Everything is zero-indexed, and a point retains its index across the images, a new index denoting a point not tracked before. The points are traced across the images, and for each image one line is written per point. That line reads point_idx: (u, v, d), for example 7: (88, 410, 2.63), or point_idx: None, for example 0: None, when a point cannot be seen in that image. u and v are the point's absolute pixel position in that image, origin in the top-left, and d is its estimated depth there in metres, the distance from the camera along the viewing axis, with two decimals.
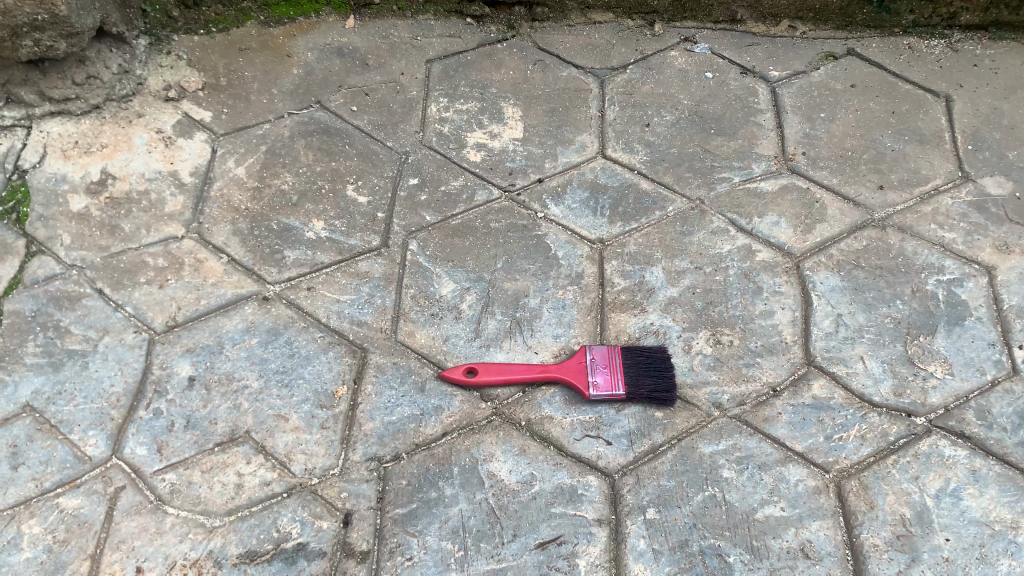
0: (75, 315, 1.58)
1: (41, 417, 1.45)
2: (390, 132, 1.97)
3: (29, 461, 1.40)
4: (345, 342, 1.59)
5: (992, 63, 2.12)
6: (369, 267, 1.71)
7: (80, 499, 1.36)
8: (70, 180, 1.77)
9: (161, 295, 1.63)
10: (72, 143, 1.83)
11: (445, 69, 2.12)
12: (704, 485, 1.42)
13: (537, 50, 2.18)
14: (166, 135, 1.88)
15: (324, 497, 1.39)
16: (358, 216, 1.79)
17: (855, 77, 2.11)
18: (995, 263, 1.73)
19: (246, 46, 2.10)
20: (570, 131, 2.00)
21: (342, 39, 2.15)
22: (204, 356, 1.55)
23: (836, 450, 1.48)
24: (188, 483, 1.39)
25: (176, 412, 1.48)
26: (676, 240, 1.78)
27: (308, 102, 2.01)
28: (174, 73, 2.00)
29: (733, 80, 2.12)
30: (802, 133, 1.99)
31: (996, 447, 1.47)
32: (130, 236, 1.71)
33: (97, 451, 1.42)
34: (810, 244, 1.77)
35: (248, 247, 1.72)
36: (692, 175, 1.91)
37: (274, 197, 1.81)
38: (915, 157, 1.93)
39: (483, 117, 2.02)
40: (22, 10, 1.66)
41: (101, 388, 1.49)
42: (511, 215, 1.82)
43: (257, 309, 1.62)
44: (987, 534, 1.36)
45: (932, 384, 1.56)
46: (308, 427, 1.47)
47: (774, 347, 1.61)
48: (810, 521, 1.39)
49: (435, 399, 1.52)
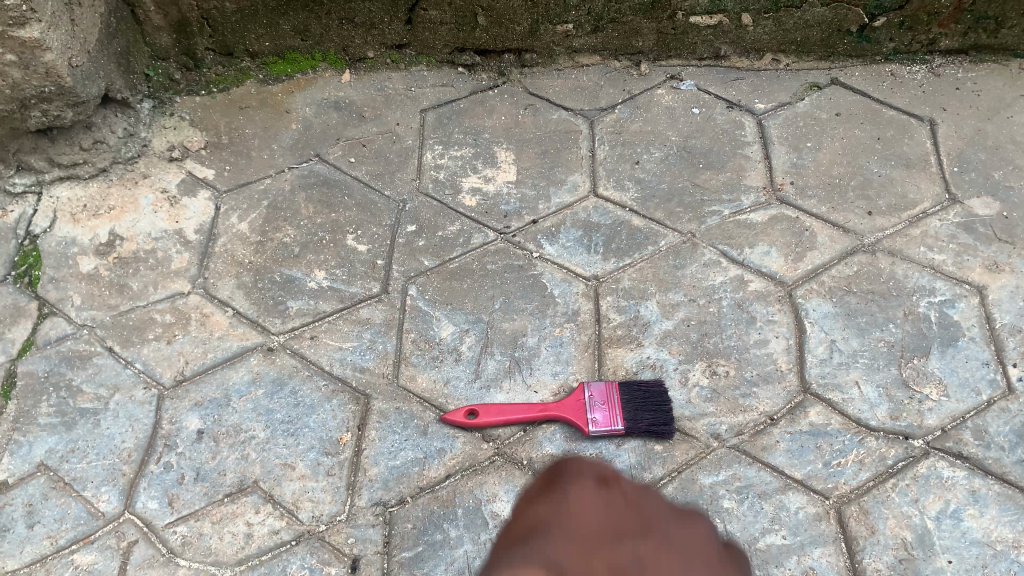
0: (87, 373, 1.63)
1: (55, 475, 1.49)
2: (388, 181, 2.03)
3: (45, 519, 1.44)
4: (349, 390, 1.63)
5: (973, 85, 2.17)
6: (370, 314, 1.75)
7: (94, 555, 1.40)
8: (80, 242, 1.84)
9: (169, 351, 1.67)
10: (81, 206, 1.90)
11: (439, 118, 2.18)
12: (705, 516, 1.45)
13: (527, 95, 2.24)
14: (171, 194, 1.95)
15: (332, 544, 1.42)
16: (358, 264, 1.85)
17: (838, 106, 2.16)
18: (985, 283, 1.76)
19: (247, 104, 2.17)
20: (562, 172, 2.05)
21: (339, 93, 2.23)
22: (212, 410, 1.59)
23: (834, 476, 1.50)
24: (199, 534, 1.43)
25: (186, 464, 1.51)
26: (669, 274, 1.82)
27: (308, 156, 2.07)
28: (177, 134, 2.07)
29: (719, 115, 2.17)
30: (788, 163, 2.04)
31: (994, 466, 1.50)
32: (138, 294, 1.76)
33: (110, 507, 1.46)
34: (801, 272, 1.81)
35: (253, 299, 1.77)
36: (683, 209, 1.96)
37: (278, 249, 1.87)
38: (901, 181, 1.97)
39: (478, 162, 2.08)
40: (31, 83, 1.75)
41: (113, 444, 1.54)
42: (507, 256, 1.87)
43: (263, 360, 1.67)
44: (990, 554, 1.39)
45: (927, 406, 1.58)
46: (315, 474, 1.51)
47: (769, 376, 1.64)
48: (812, 547, 1.42)
49: (438, 442, 1.55)
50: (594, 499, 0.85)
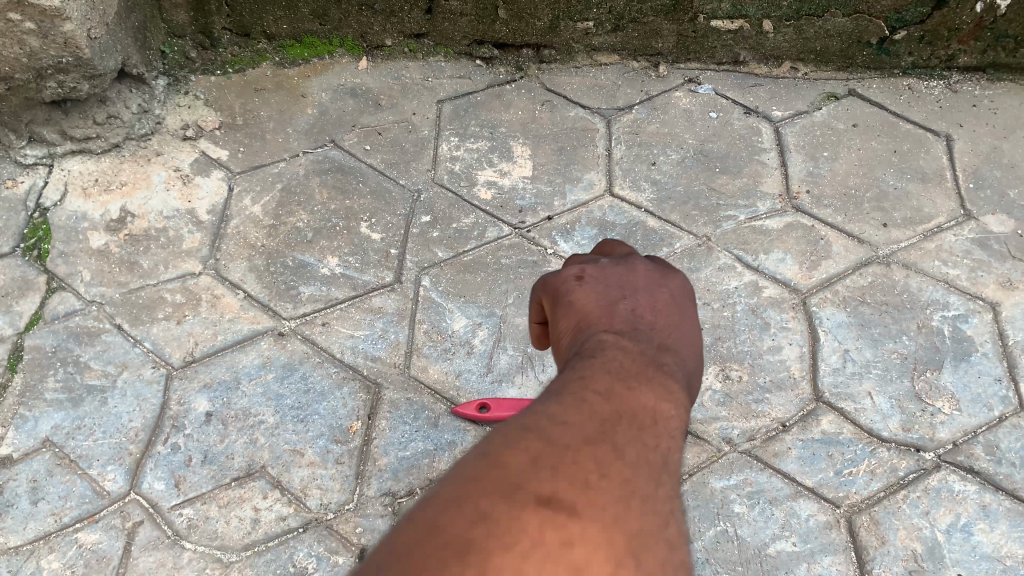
0: (95, 350, 1.60)
1: (60, 451, 1.47)
2: (403, 171, 2.01)
3: (49, 495, 1.41)
4: (359, 378, 1.61)
5: (990, 103, 2.17)
6: (382, 303, 1.73)
7: (98, 534, 1.37)
8: (91, 218, 1.81)
9: (179, 331, 1.65)
10: (93, 181, 1.87)
11: (456, 109, 2.16)
12: (717, 520, 1.44)
13: (544, 91, 2.23)
14: (184, 174, 1.92)
15: (339, 532, 1.40)
16: (371, 253, 1.82)
17: (856, 117, 2.16)
18: (999, 299, 1.76)
19: (262, 86, 2.15)
20: (578, 170, 2.04)
21: (355, 80, 2.20)
22: (221, 392, 1.56)
23: (846, 485, 1.49)
24: (205, 518, 1.40)
25: (194, 446, 1.49)
26: (684, 276, 1.81)
27: (323, 141, 2.05)
28: (192, 113, 2.04)
29: (737, 120, 2.16)
30: (806, 171, 2.03)
31: (1005, 482, 1.49)
32: (149, 272, 1.74)
33: (115, 486, 1.43)
34: (816, 280, 1.80)
35: (264, 283, 1.75)
36: (699, 212, 1.95)
37: (290, 234, 1.84)
38: (918, 195, 1.97)
39: (494, 156, 2.06)
40: (48, 53, 1.72)
41: (120, 423, 1.51)
42: (522, 251, 1.85)
43: (273, 345, 1.64)
44: (999, 570, 1.39)
45: (939, 419, 1.58)
46: (323, 461, 1.49)
47: (782, 383, 1.63)
48: (823, 555, 1.41)
49: (448, 435, 1.53)
50: (592, 288, 0.74)
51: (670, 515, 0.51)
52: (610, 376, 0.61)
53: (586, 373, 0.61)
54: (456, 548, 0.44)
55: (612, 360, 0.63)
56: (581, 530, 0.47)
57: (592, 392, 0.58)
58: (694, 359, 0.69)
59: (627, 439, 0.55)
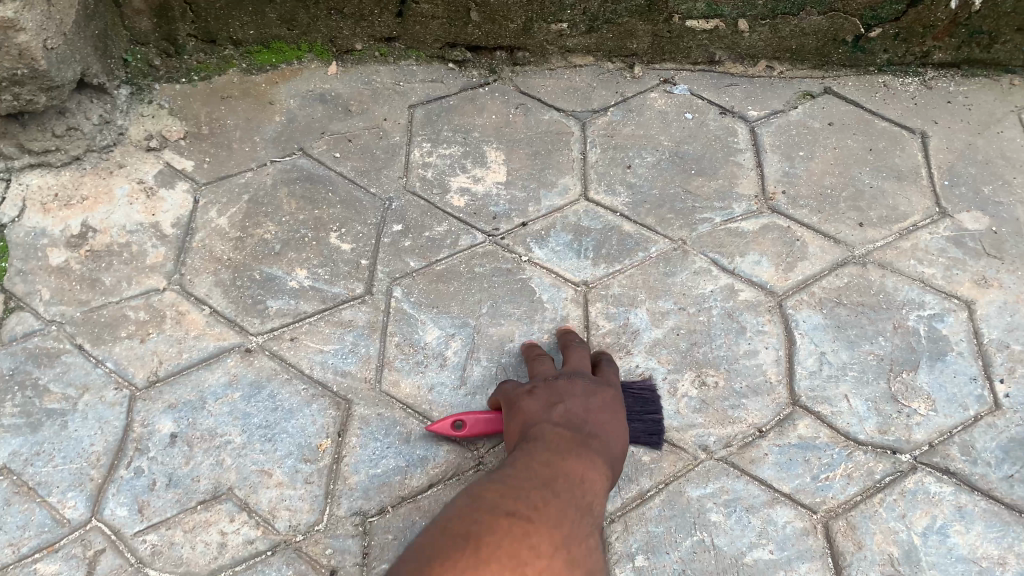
0: (55, 372, 1.56)
1: (19, 479, 1.43)
2: (374, 179, 1.97)
3: (7, 525, 1.38)
4: (329, 395, 1.58)
5: (964, 99, 2.16)
6: (353, 316, 1.70)
7: (58, 564, 1.34)
8: (50, 234, 1.77)
9: (142, 349, 1.61)
10: (52, 195, 1.83)
11: (428, 114, 2.12)
12: (693, 529, 1.43)
13: (518, 94, 2.19)
14: (148, 186, 1.88)
15: (309, 554, 1.37)
16: (341, 264, 1.79)
17: (832, 116, 2.14)
18: (974, 297, 1.75)
19: (229, 94, 2.10)
20: (552, 174, 2.01)
21: (324, 85, 2.16)
22: (186, 412, 1.53)
23: (823, 490, 1.48)
24: (170, 543, 1.37)
25: (158, 470, 1.45)
26: (660, 281, 1.79)
27: (291, 149, 2.01)
28: (155, 123, 2.00)
29: (713, 121, 2.14)
30: (781, 171, 2.01)
31: (981, 482, 1.49)
32: (111, 289, 1.69)
33: (76, 513, 1.40)
34: (792, 282, 1.79)
35: (231, 298, 1.71)
36: (674, 216, 1.93)
37: (258, 246, 1.81)
38: (893, 193, 1.96)
39: (467, 162, 2.03)
40: (2, 65, 1.66)
41: (81, 447, 1.47)
42: (495, 259, 1.82)
43: (240, 362, 1.61)
44: (976, 572, 1.39)
45: (916, 420, 1.57)
46: (292, 482, 1.46)
47: (758, 388, 1.62)
48: (799, 562, 1.40)
49: (421, 450, 1.51)
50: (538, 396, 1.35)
51: (586, 537, 1.01)
52: (552, 451, 1.17)
53: (537, 448, 1.19)
54: (466, 536, 0.92)
55: (552, 443, 1.20)
56: (531, 531, 0.95)
57: (542, 463, 1.13)
58: (618, 441, 1.28)
59: (563, 489, 1.08)
